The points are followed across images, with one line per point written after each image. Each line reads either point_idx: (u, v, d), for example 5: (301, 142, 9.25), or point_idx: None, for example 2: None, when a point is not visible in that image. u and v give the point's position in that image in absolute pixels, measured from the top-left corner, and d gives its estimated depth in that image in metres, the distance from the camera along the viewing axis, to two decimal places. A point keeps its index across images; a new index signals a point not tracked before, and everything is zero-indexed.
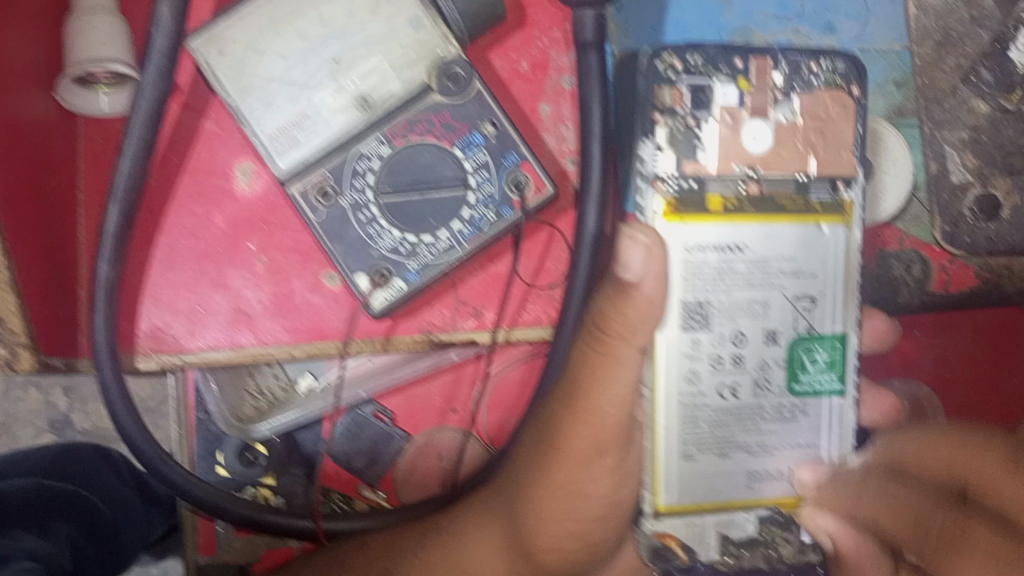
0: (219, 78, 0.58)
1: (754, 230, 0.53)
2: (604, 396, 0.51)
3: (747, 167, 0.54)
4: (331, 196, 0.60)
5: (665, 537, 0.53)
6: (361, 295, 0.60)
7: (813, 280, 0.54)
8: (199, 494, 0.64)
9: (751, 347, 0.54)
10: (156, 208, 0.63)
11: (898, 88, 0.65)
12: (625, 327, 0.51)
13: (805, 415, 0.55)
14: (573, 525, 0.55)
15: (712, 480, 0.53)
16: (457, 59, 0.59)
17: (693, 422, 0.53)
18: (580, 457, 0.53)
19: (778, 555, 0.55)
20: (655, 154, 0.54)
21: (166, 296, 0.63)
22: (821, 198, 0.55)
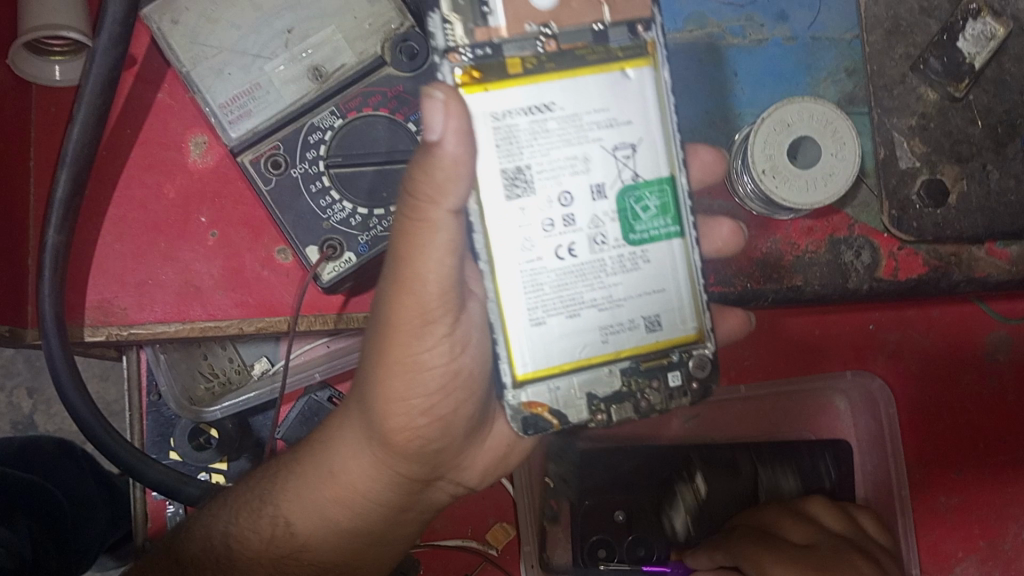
0: (171, 46, 0.59)
1: (565, 94, 0.48)
2: (422, 262, 0.47)
3: (541, 24, 0.48)
4: (282, 165, 0.60)
5: (534, 406, 0.49)
6: (310, 266, 0.59)
7: (629, 127, 0.49)
8: (150, 476, 0.64)
9: (579, 206, 0.49)
10: (106, 180, 0.63)
11: (849, 75, 0.67)
12: (434, 189, 0.45)
13: (647, 263, 0.50)
14: (418, 402, 0.52)
15: (565, 340, 0.49)
16: (411, 33, 0.61)
17: (534, 285, 0.48)
18: (411, 328, 0.50)
19: (648, 405, 0.50)
20: (444, 25, 0.47)
21: (112, 268, 0.62)
22: (618, 41, 0.49)
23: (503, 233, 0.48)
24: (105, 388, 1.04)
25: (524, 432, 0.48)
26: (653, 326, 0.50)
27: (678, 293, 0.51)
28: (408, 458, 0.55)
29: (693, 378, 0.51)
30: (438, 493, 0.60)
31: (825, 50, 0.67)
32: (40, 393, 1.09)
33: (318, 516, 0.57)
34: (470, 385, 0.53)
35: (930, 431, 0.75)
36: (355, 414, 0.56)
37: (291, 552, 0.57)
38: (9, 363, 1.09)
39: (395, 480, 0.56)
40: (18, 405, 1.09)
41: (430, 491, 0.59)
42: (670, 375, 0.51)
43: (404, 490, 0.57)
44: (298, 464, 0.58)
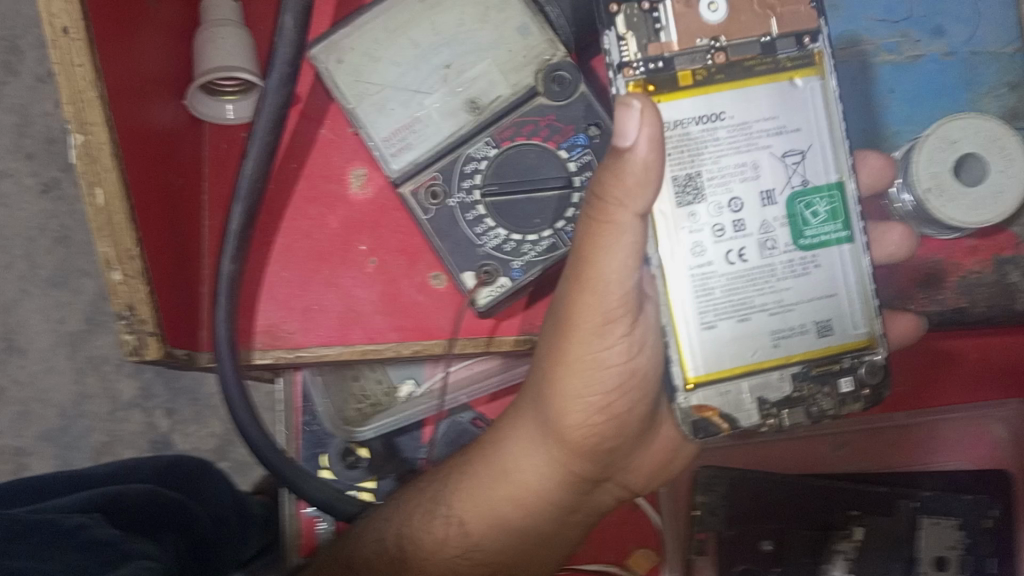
0: (338, 83, 0.62)
1: (736, 105, 0.51)
2: (606, 262, 0.50)
3: (711, 38, 0.52)
4: (441, 196, 0.62)
5: (705, 410, 0.51)
6: (467, 292, 0.61)
7: (798, 135, 0.52)
8: (309, 492, 0.67)
9: (748, 211, 0.52)
10: (274, 212, 0.66)
11: (1012, 90, 0.65)
12: (623, 191, 0.47)
13: (816, 268, 0.53)
14: (594, 399, 0.57)
15: (737, 344, 0.51)
16: (564, 63, 0.61)
17: (707, 289, 0.51)
18: (591, 326, 0.53)
19: (820, 411, 0.53)
20: (620, 41, 0.51)
21: (281, 294, 0.66)
22: (787, 54, 0.52)
23: (677, 238, 0.51)
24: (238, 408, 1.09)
25: (695, 435, 0.51)
26: (823, 330, 0.52)
27: (846, 297, 0.53)
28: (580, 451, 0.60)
29: (865, 385, 0.53)
30: (605, 496, 0.64)
31: (985, 65, 0.65)
32: (177, 413, 1.15)
33: (492, 516, 0.63)
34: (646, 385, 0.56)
35: None
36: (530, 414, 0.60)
37: (462, 551, 0.63)
38: (148, 384, 1.15)
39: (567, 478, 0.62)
40: (157, 425, 1.14)
41: (596, 493, 0.64)
42: (840, 381, 0.53)
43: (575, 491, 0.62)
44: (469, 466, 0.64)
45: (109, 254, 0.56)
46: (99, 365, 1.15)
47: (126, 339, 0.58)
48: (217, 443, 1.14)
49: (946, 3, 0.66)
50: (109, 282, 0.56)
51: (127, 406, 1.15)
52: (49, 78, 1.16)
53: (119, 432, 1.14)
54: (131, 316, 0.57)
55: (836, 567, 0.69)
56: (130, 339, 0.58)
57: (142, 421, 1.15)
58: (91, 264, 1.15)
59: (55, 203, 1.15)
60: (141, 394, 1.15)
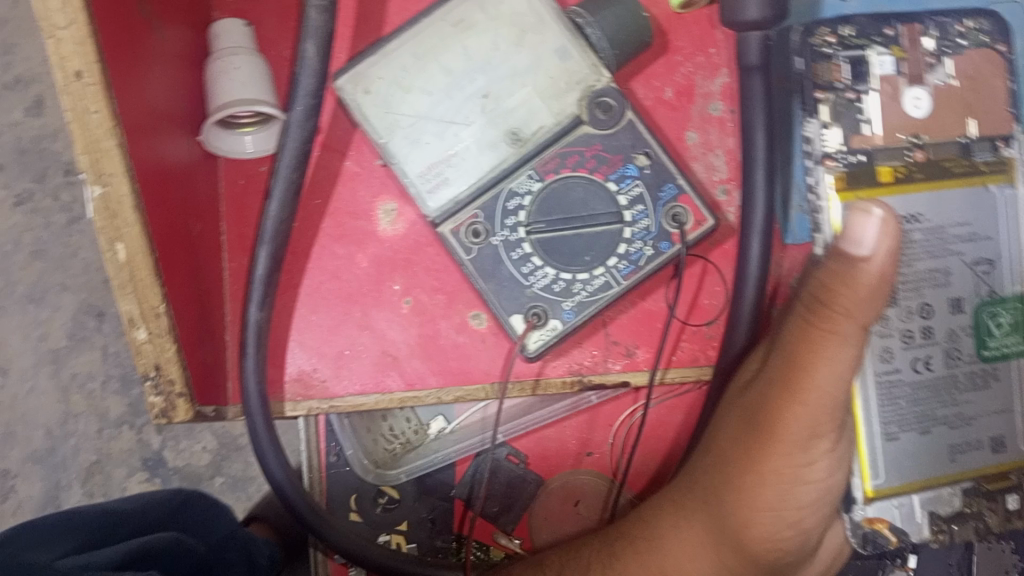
0: (367, 116, 0.58)
1: (930, 199, 0.53)
2: (818, 371, 0.48)
3: (911, 135, 0.55)
4: (483, 234, 0.58)
5: (875, 522, 0.52)
6: (516, 338, 0.57)
7: (988, 242, 0.53)
8: (333, 539, 0.65)
9: (938, 317, 0.53)
10: (300, 251, 0.62)
11: None
12: (851, 302, 0.47)
13: (997, 381, 0.54)
14: (790, 513, 0.52)
15: (918, 458, 0.52)
16: (608, 88, 0.57)
17: (893, 401, 0.52)
18: (796, 440, 0.50)
19: (986, 527, 0.53)
20: (822, 129, 0.55)
21: (311, 340, 0.61)
22: (984, 159, 0.55)
23: (878, 344, 0.52)
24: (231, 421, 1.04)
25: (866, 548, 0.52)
26: (998, 446, 0.53)
27: None
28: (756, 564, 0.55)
29: None
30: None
31: None
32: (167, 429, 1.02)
33: None
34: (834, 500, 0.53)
35: None
36: (698, 517, 0.56)
37: None
38: (136, 401, 1.03)
39: None
40: (148, 442, 1.03)
41: None
42: (1007, 498, 0.54)
43: None
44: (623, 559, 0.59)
45: (133, 313, 0.51)
46: (85, 383, 1.04)
47: (154, 401, 0.54)
48: (210, 458, 1.03)
49: None
50: (135, 341, 0.52)
51: (116, 422, 1.03)
52: (17, 85, 1.05)
53: (108, 452, 1.03)
54: (159, 376, 0.53)
55: None
56: (158, 401, 0.54)
57: (133, 437, 1.03)
58: (69, 278, 1.04)
59: (29, 216, 1.04)
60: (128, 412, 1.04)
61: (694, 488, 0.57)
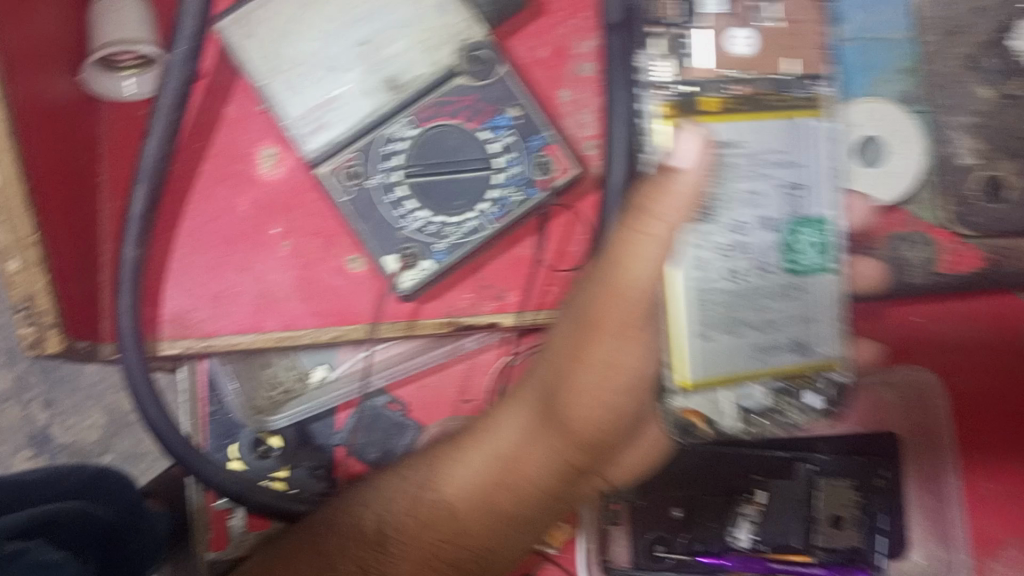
0: (248, 59, 0.59)
1: (747, 126, 0.53)
2: (637, 265, 0.51)
3: (734, 71, 0.55)
4: (360, 176, 0.61)
5: (688, 411, 0.55)
6: (389, 275, 0.61)
7: (799, 168, 0.54)
8: (217, 479, 0.65)
9: (750, 234, 0.54)
10: (179, 193, 0.63)
11: (904, 77, 0.66)
12: (663, 208, 0.50)
13: (801, 295, 0.55)
14: (607, 397, 0.56)
15: (726, 356, 0.53)
16: (484, 42, 0.60)
17: (705, 304, 0.53)
18: (615, 332, 0.53)
19: (786, 416, 0.57)
20: (654, 62, 0.56)
21: (188, 280, 0.63)
22: (800, 94, 0.55)
23: (699, 254, 0.53)
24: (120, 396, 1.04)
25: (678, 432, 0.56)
26: (800, 350, 0.55)
27: (826, 329, 0.55)
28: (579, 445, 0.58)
29: (827, 402, 0.57)
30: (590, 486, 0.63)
31: (885, 49, 0.67)
32: (56, 404, 1.05)
33: (482, 497, 0.61)
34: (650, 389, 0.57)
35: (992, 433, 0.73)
36: (530, 406, 0.59)
37: (450, 535, 0.62)
38: (22, 375, 1.04)
39: (562, 468, 0.60)
40: (34, 418, 1.04)
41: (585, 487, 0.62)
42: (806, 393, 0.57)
43: (566, 480, 0.60)
44: (459, 449, 0.62)
45: (4, 242, 0.52)
46: None
47: (25, 331, 0.54)
48: (100, 435, 1.04)
49: None
50: (6, 273, 0.52)
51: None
52: None
53: None
54: (31, 308, 0.54)
55: (742, 529, 0.74)
56: (29, 333, 0.54)
57: (18, 414, 1.04)
58: None
59: None
60: (14, 386, 1.04)
61: (531, 374, 0.59)
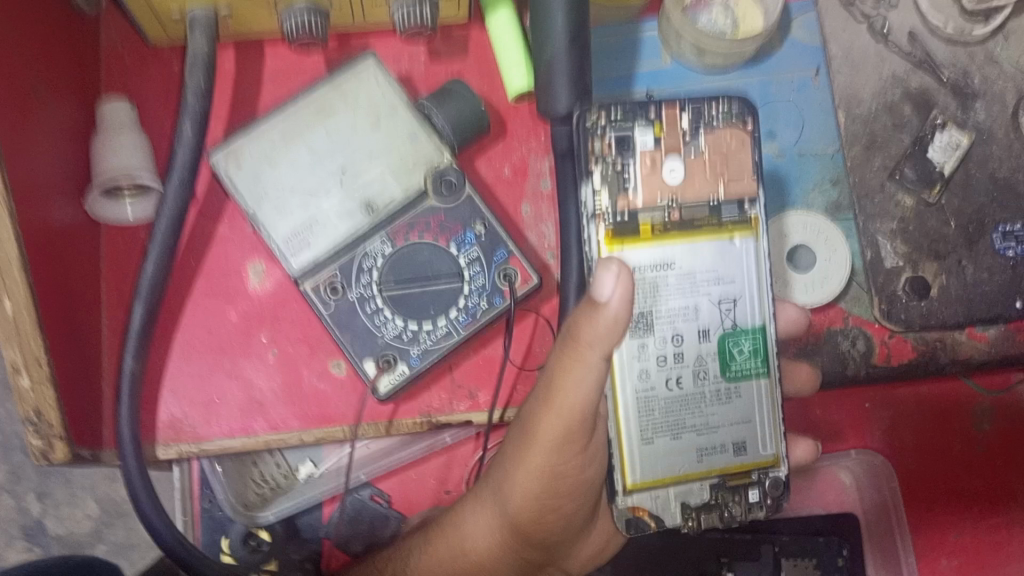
0: (238, 188, 0.66)
1: (681, 248, 0.60)
2: (570, 391, 0.56)
3: (669, 198, 0.60)
4: (340, 290, 0.67)
5: (637, 511, 0.60)
6: (369, 380, 0.66)
7: (733, 284, 0.61)
8: (211, 574, 0.70)
9: (688, 344, 0.60)
10: (175, 307, 0.69)
11: (834, 185, 0.74)
12: (591, 337, 0.53)
13: (738, 397, 0.61)
14: (547, 503, 0.63)
15: (670, 458, 0.60)
16: (449, 167, 0.67)
17: (647, 410, 0.60)
18: (552, 446, 0.59)
19: (730, 515, 0.62)
20: (594, 195, 0.60)
21: (182, 387, 0.68)
22: (730, 215, 0.61)
23: (640, 365, 0.60)
24: (111, 488, 1.09)
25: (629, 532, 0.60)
26: (740, 449, 0.61)
27: (763, 426, 0.62)
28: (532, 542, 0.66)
29: (768, 496, 0.62)
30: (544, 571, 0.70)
31: (814, 162, 0.74)
32: (49, 496, 1.09)
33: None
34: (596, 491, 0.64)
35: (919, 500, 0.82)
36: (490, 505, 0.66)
37: None
38: (16, 468, 1.07)
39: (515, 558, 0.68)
40: (27, 509, 1.08)
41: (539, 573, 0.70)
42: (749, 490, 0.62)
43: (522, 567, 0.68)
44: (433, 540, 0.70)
45: (16, 361, 0.57)
46: None
47: (34, 443, 0.59)
48: (92, 525, 1.09)
49: (779, 109, 0.74)
50: (18, 388, 0.58)
51: None
52: None
53: None
54: (40, 420, 0.59)
55: None
56: (36, 442, 0.59)
57: (11, 506, 1.08)
58: None
59: None
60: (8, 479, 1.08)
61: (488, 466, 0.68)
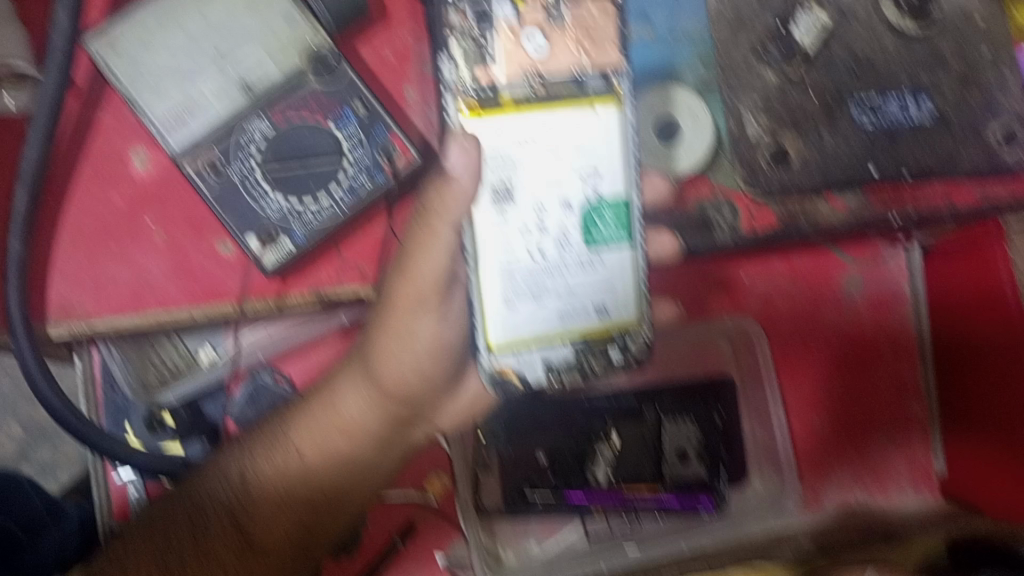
0: (113, 69, 0.67)
1: (540, 119, 0.62)
2: (424, 258, 0.65)
3: (531, 69, 0.61)
4: (222, 169, 0.68)
5: (503, 370, 0.64)
6: (253, 254, 0.68)
7: (594, 156, 0.64)
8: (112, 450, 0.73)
9: (551, 215, 0.64)
10: (59, 192, 0.70)
11: (704, 64, 0.77)
12: (444, 209, 0.62)
13: (601, 264, 0.65)
14: (408, 360, 0.70)
15: (532, 319, 0.64)
16: (327, 47, 0.69)
17: (510, 274, 0.64)
18: (409, 307, 0.67)
19: (591, 372, 0.65)
20: (452, 67, 0.60)
21: (70, 269, 0.70)
22: (594, 87, 0.62)
23: (504, 232, 0.63)
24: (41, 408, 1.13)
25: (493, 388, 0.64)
26: (601, 311, 0.65)
27: (625, 290, 0.65)
28: (396, 398, 0.73)
29: (629, 356, 0.66)
30: (416, 432, 0.77)
31: (683, 44, 0.78)
32: None
33: (327, 448, 0.74)
34: (450, 350, 0.71)
35: (801, 368, 0.91)
36: (360, 372, 0.73)
37: (302, 477, 0.74)
38: None
39: (384, 417, 0.74)
40: None
41: (410, 429, 0.77)
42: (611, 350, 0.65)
43: (390, 426, 0.75)
44: (309, 411, 0.75)
45: None
46: None
47: None
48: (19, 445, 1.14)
49: None
50: None
51: None
52: None
53: None
54: None
55: (598, 468, 0.85)
56: None
57: None
58: None
59: None
60: None
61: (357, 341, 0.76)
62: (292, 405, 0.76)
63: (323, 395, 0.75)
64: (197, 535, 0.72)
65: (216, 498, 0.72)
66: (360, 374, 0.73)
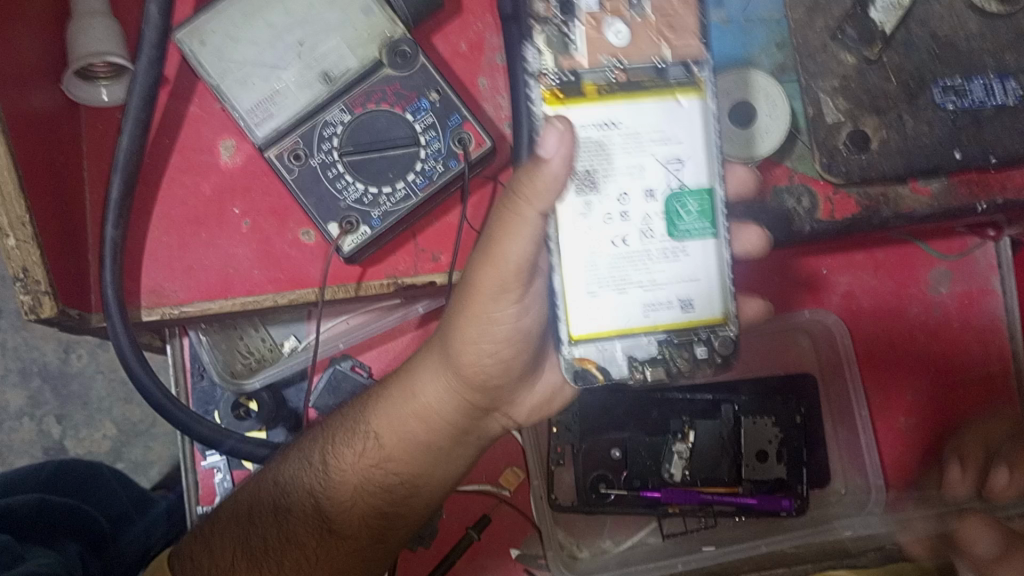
0: (202, 62, 0.70)
1: (623, 109, 0.62)
2: (510, 242, 0.61)
3: (613, 58, 0.61)
4: (302, 157, 0.70)
5: (584, 361, 0.63)
6: (333, 240, 0.70)
7: (680, 145, 0.63)
8: (200, 432, 0.75)
9: (634, 203, 0.63)
10: (152, 183, 0.73)
11: (779, 48, 0.77)
12: (532, 192, 0.58)
13: (686, 255, 0.64)
14: (486, 347, 0.70)
15: (612, 310, 0.63)
16: (404, 38, 0.71)
17: (592, 265, 0.62)
18: (490, 294, 0.65)
19: (676, 370, 0.64)
20: (537, 56, 0.60)
21: (161, 257, 0.73)
22: (676, 76, 0.62)
23: (586, 226, 0.62)
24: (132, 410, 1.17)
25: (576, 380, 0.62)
26: (686, 306, 0.63)
27: (712, 283, 0.64)
28: (475, 389, 0.73)
29: (714, 354, 0.64)
30: (490, 427, 0.78)
31: (756, 30, 0.77)
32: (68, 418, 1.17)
33: (403, 437, 0.74)
34: (528, 340, 0.70)
35: (883, 366, 0.88)
36: (441, 362, 0.73)
37: (379, 464, 0.74)
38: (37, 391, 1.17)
39: (462, 407, 0.74)
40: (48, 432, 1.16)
41: (486, 421, 0.77)
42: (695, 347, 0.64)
43: (468, 417, 0.75)
44: (388, 400, 0.75)
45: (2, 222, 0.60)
46: None
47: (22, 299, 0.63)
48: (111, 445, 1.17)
49: None
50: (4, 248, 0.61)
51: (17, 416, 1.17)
52: None
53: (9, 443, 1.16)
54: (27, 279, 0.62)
55: (674, 464, 0.83)
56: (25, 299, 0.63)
57: (33, 429, 1.17)
58: None
59: None
60: (29, 404, 1.17)
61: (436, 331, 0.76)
62: (376, 391, 0.76)
63: (403, 384, 0.75)
64: (280, 515, 0.72)
65: (299, 481, 0.73)
66: (441, 364, 0.73)
